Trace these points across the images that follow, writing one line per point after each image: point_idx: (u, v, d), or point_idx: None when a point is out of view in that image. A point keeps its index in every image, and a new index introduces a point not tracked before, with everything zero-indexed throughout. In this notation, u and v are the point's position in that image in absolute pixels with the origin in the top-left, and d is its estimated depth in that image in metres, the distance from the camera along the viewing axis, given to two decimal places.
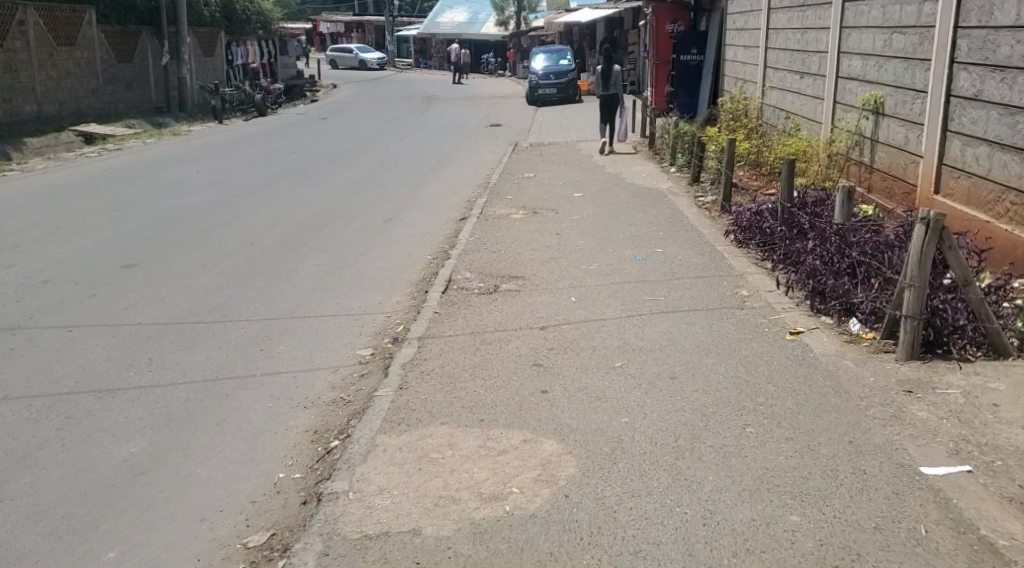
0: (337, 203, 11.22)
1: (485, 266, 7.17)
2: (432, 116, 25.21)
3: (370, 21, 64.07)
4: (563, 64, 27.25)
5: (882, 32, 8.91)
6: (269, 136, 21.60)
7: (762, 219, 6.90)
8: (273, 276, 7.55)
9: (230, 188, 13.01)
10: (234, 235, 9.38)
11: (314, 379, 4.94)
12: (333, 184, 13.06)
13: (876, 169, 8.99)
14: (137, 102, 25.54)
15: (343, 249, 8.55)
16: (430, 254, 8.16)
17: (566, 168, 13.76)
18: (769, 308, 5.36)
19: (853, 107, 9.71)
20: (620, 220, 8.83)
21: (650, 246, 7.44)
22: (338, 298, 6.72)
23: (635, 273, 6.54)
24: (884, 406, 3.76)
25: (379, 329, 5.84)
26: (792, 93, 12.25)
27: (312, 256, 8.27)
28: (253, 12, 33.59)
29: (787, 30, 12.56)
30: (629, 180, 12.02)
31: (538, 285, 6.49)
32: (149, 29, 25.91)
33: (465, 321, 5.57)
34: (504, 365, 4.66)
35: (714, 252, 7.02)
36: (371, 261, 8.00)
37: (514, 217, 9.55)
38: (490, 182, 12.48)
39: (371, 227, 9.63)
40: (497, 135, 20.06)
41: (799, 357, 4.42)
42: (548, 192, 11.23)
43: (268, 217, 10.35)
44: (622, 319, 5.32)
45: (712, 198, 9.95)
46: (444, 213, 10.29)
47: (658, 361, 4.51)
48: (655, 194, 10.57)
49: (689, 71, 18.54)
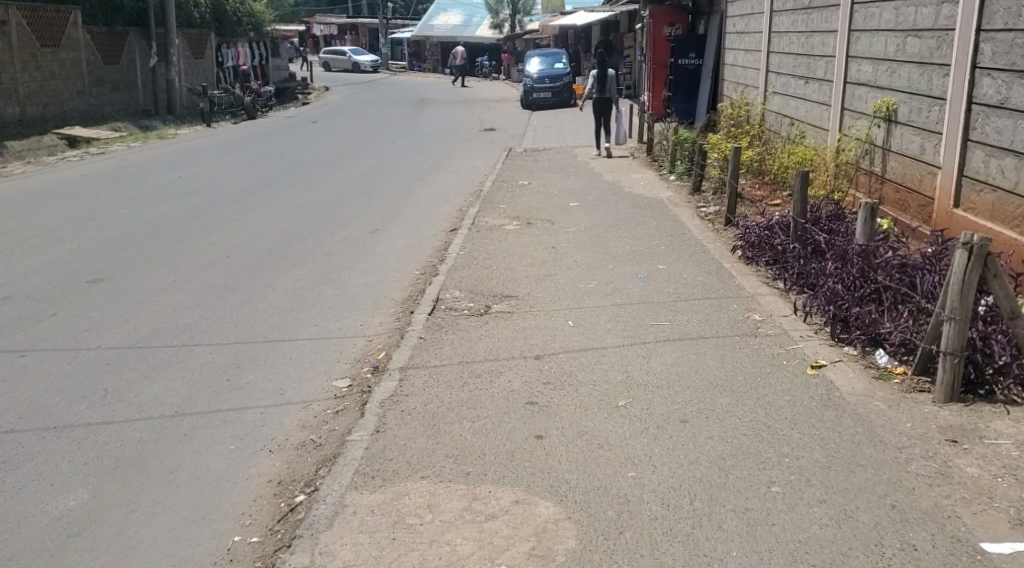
0: (323, 212, 10.75)
1: (476, 283, 6.70)
2: (424, 120, 24.74)
3: (364, 24, 63.64)
4: (559, 68, 26.85)
5: (894, 35, 8.48)
6: (257, 140, 21.11)
7: (773, 234, 6.44)
8: (248, 293, 7.07)
9: (213, 195, 12.53)
10: (213, 247, 8.91)
11: (283, 417, 4.47)
12: (320, 191, 12.58)
13: (888, 180, 8.56)
14: (124, 104, 25.04)
15: (325, 263, 8.07)
16: (418, 269, 7.68)
17: (562, 176, 13.31)
18: (785, 336, 4.90)
19: (862, 114, 9.29)
20: (619, 233, 8.38)
21: (651, 262, 6.99)
22: (318, 319, 6.26)
23: (637, 293, 6.08)
24: (927, 460, 3.30)
25: (358, 356, 5.35)
26: (796, 99, 11.82)
27: (293, 270, 7.81)
28: (244, 14, 33.11)
29: (791, 33, 12.14)
30: (628, 188, 11.57)
31: (533, 305, 6.03)
32: (137, 30, 25.41)
33: (453, 349, 5.08)
34: (495, 404, 4.17)
35: (721, 270, 6.57)
36: (356, 276, 7.54)
37: (507, 229, 9.08)
38: (483, 190, 12.01)
39: (356, 238, 9.15)
40: (491, 140, 19.61)
41: (824, 397, 3.96)
42: (543, 202, 10.78)
43: (249, 228, 9.87)
44: (625, 348, 4.86)
45: (715, 209, 9.50)
46: (434, 224, 9.82)
47: (667, 400, 4.04)
48: (655, 204, 10.12)
49: (688, 76, 18.13)
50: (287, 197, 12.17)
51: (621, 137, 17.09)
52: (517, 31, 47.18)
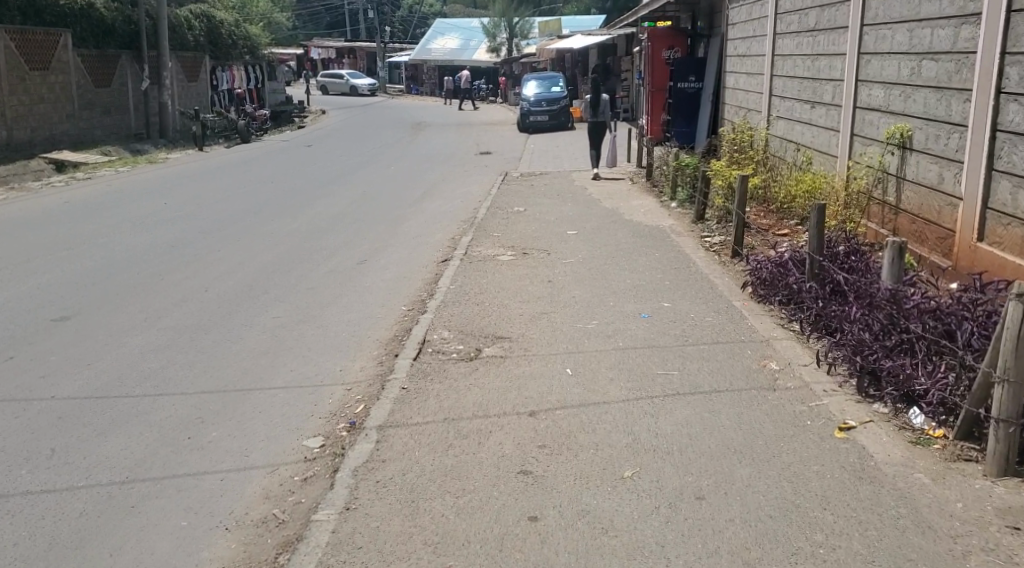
0: (311, 242, 10.28)
1: (465, 322, 6.20)
2: (420, 144, 24.34)
3: (362, 47, 63.58)
4: (555, 91, 26.56)
5: (908, 58, 8.08)
6: (249, 164, 20.70)
7: (787, 272, 5.99)
8: (221, 333, 6.58)
9: (198, 223, 12.07)
10: (190, 280, 8.43)
11: (245, 485, 3.98)
12: (309, 219, 12.12)
13: (904, 210, 8.14)
14: (115, 128, 24.64)
15: (307, 298, 7.59)
16: (406, 304, 7.20)
17: (559, 202, 12.87)
18: (807, 389, 4.42)
19: (874, 140, 8.86)
20: (619, 265, 7.92)
21: (655, 300, 6.50)
22: (295, 363, 5.76)
23: (641, 335, 5.59)
24: (986, 555, 2.84)
25: (335, 409, 4.86)
26: (802, 123, 11.41)
27: (275, 305, 7.32)
28: (239, 36, 32.85)
29: (796, 56, 11.75)
30: (629, 216, 11.12)
31: (527, 347, 5.55)
32: (128, 53, 25.07)
33: (438, 403, 4.57)
34: (484, 472, 3.68)
35: (731, 309, 6.08)
36: (339, 312, 7.05)
37: (502, 260, 8.62)
38: (478, 217, 11.54)
39: (342, 270, 8.67)
40: (487, 164, 19.20)
41: (859, 468, 3.49)
42: (540, 230, 10.31)
43: (231, 259, 9.39)
44: (630, 403, 4.36)
45: (720, 239, 9.05)
46: (425, 254, 9.34)
47: (680, 470, 3.56)
48: (656, 233, 9.66)
49: (688, 100, 17.76)
50: (274, 225, 11.70)
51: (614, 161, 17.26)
52: (515, 55, 47.03)
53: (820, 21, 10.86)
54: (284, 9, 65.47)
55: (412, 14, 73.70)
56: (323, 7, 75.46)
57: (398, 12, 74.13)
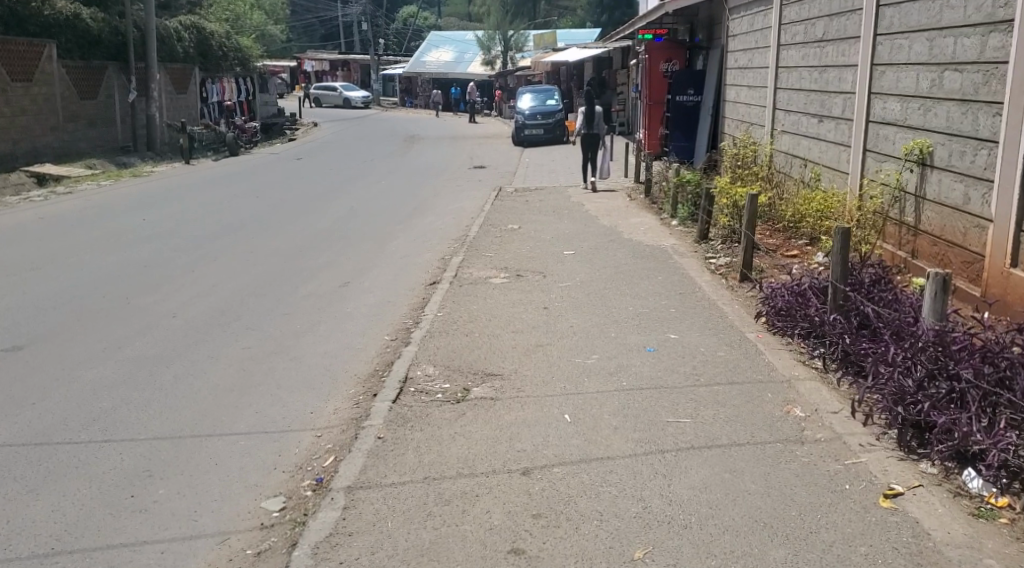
0: (292, 262, 9.74)
1: (451, 355, 5.63)
2: (412, 157, 23.81)
3: (356, 59, 63.20)
4: (550, 104, 26.13)
5: (929, 69, 7.59)
6: (237, 178, 20.15)
7: (807, 303, 5.43)
8: (184, 366, 6.02)
9: (177, 241, 11.55)
10: (159, 305, 7.87)
11: (190, 560, 3.43)
12: (293, 237, 11.57)
13: (924, 231, 7.63)
14: (101, 141, 24.07)
15: (283, 325, 7.04)
16: (389, 332, 6.63)
17: (555, 219, 12.32)
18: (840, 443, 3.86)
19: (890, 156, 8.35)
20: (620, 289, 7.36)
21: (661, 332, 5.92)
22: (262, 405, 5.20)
23: (646, 373, 5.03)
24: None
25: (304, 461, 4.30)
26: (808, 138, 10.90)
27: (246, 336, 6.77)
28: (230, 49, 32.32)
29: (803, 68, 11.27)
30: (629, 235, 10.57)
31: (520, 386, 4.98)
32: (115, 65, 24.52)
33: (417, 457, 4.00)
34: (469, 554, 3.14)
35: (744, 343, 5.51)
36: (314, 342, 6.48)
37: (494, 282, 8.06)
38: (469, 236, 10.97)
39: (323, 294, 8.11)
40: (481, 179, 18.66)
41: (914, 553, 2.97)
42: (535, 250, 9.75)
43: (205, 281, 8.83)
44: (638, 459, 3.79)
45: (726, 260, 8.51)
46: (412, 275, 8.77)
47: (700, 554, 3.02)
48: (658, 254, 9.11)
49: (687, 113, 17.28)
50: (256, 243, 11.17)
51: (607, 173, 16.92)
52: (510, 67, 46.64)
53: (829, 30, 10.36)
54: (278, 21, 65.11)
55: (406, 27, 73.42)
56: (318, 19, 75.14)
57: (393, 25, 73.90)
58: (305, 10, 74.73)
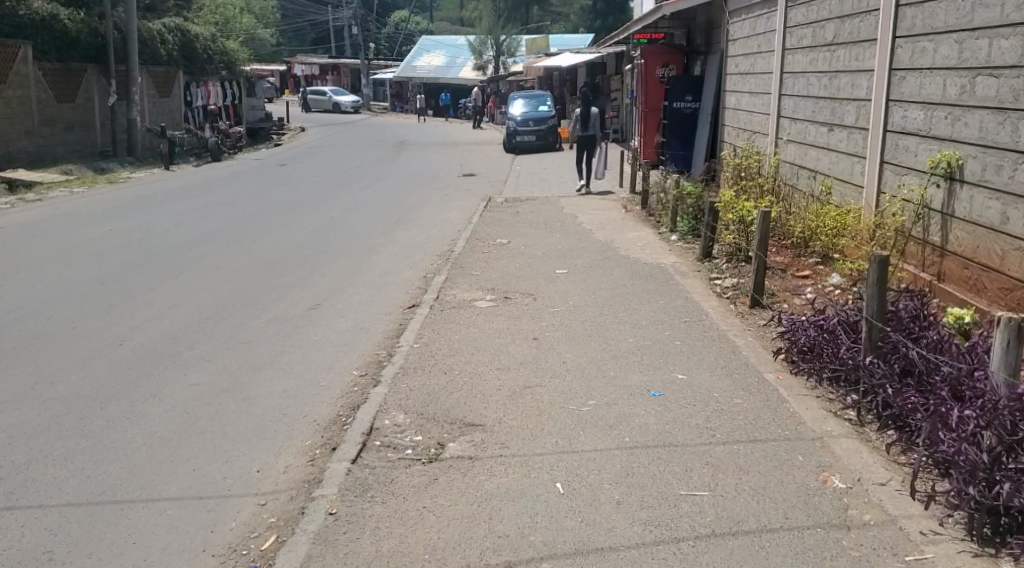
0: (261, 279, 9.01)
1: (425, 398, 4.87)
2: (400, 164, 23.03)
3: (346, 64, 62.38)
4: (542, 111, 25.43)
5: (958, 74, 6.90)
6: (216, 185, 19.40)
7: (839, 344, 4.70)
8: (120, 409, 5.27)
9: (140, 254, 10.78)
10: (106, 330, 7.13)
11: None
12: (265, 250, 10.81)
13: (951, 252, 6.97)
14: (79, 145, 23.24)
15: (240, 356, 6.29)
16: (358, 366, 5.88)
17: (546, 232, 11.60)
18: (897, 532, 3.16)
19: (911, 169, 7.65)
20: (617, 316, 6.63)
21: (667, 371, 5.17)
22: (203, 461, 4.47)
23: (652, 426, 4.29)
24: None
25: (242, 541, 3.57)
26: (817, 148, 10.21)
27: (197, 371, 6.02)
28: (216, 52, 31.51)
29: (810, 74, 10.59)
30: (625, 251, 9.84)
31: (503, 440, 4.23)
32: (95, 67, 23.71)
33: (376, 545, 3.27)
34: None
35: (763, 388, 4.78)
36: (273, 379, 5.74)
37: (478, 306, 7.32)
38: (454, 251, 10.23)
39: (289, 317, 7.36)
40: (470, 188, 17.92)
41: None
42: (525, 268, 9.01)
43: (162, 301, 8.10)
44: (648, 553, 3.08)
45: (733, 281, 7.79)
46: (390, 296, 8.01)
47: None
48: (658, 274, 8.38)
49: (685, 121, 16.60)
50: (224, 257, 10.40)
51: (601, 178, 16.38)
52: (501, 73, 45.94)
53: (840, 33, 9.68)
54: (267, 25, 64.37)
55: (397, 31, 72.75)
56: (307, 23, 74.43)
57: (384, 29, 73.25)
58: (295, 14, 74.03)
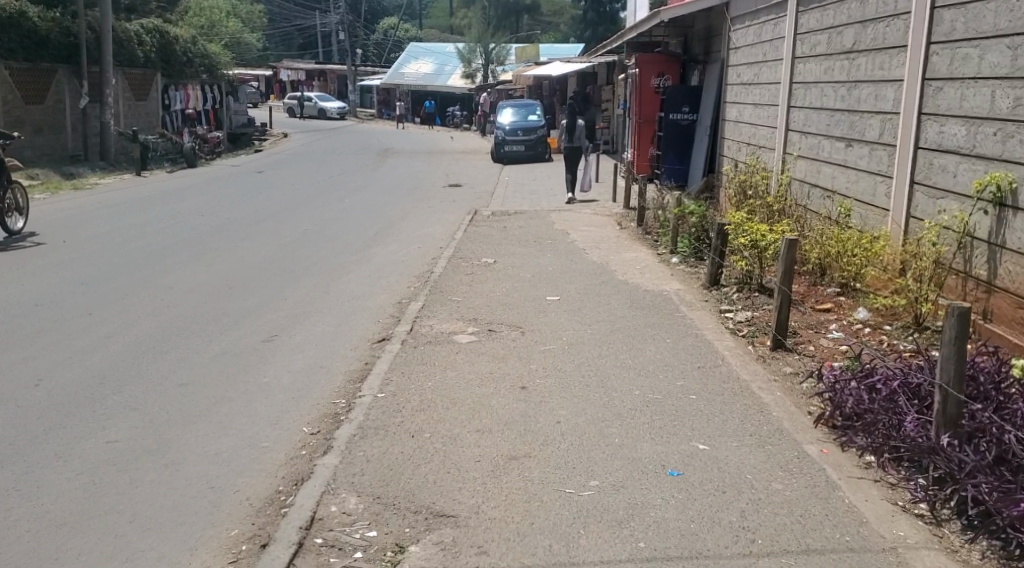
0: (214, 303, 8.03)
1: (386, 473, 3.93)
2: (383, 173, 22.06)
3: (333, 70, 61.26)
4: (532, 120, 24.55)
5: (1010, 85, 6.03)
6: (186, 193, 18.38)
7: (906, 417, 3.77)
8: (12, 476, 4.29)
9: (89, 271, 9.81)
10: (23, 364, 6.15)
11: None
12: (227, 269, 9.83)
13: (1000, 289, 6.10)
14: (48, 149, 22.11)
15: (173, 404, 5.32)
16: (310, 421, 4.93)
17: (535, 251, 10.67)
18: None
19: (949, 193, 6.77)
20: (620, 357, 5.70)
21: (683, 439, 4.21)
22: (98, 559, 3.50)
23: (670, 522, 3.36)
24: None
25: None
26: (833, 164, 9.34)
27: (118, 422, 5.04)
28: (196, 54, 30.42)
29: (825, 84, 9.73)
30: (623, 275, 8.91)
31: (481, 543, 3.29)
32: (67, 68, 22.55)
33: None
34: None
35: (806, 467, 3.85)
36: (206, 437, 4.78)
37: (458, 341, 6.36)
38: (434, 272, 9.27)
39: (238, 352, 6.39)
40: (455, 199, 16.99)
41: None
42: (512, 294, 8.07)
43: (97, 329, 7.12)
44: None
45: (748, 314, 6.86)
46: (358, 326, 7.04)
47: None
48: (662, 304, 7.45)
49: (682, 133, 15.73)
50: (181, 275, 9.45)
51: (588, 187, 16.19)
52: (490, 82, 45.07)
53: (861, 40, 8.82)
54: (254, 29, 63.23)
55: (386, 38, 71.72)
56: (294, 28, 73.35)
57: (372, 36, 72.32)
58: (283, 19, 72.98)
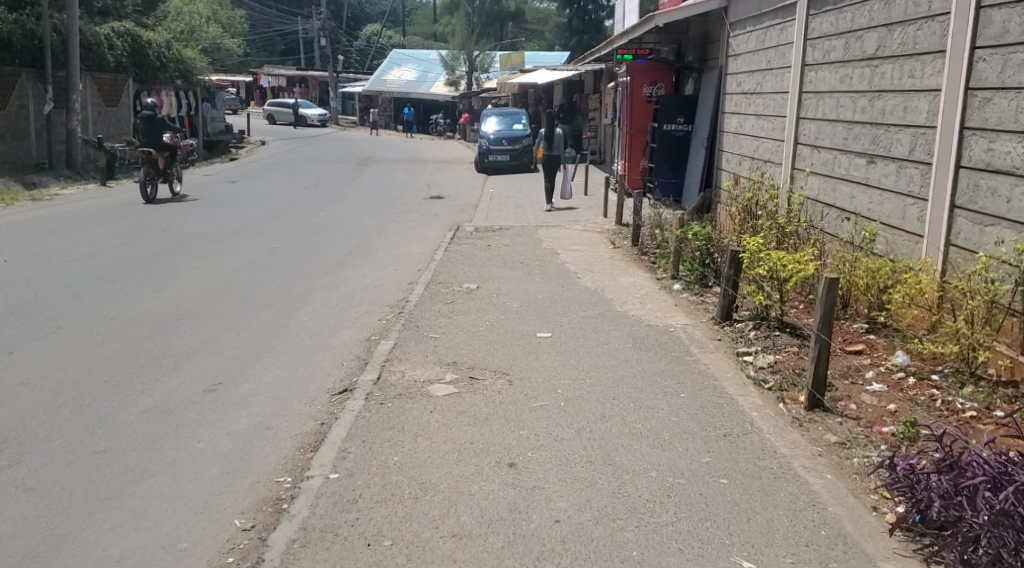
0: (158, 338, 7.03)
1: None
2: (363, 184, 21.08)
3: (314, 77, 60.14)
4: (517, 129, 23.65)
5: None
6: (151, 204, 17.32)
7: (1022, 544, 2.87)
8: None
9: (26, 296, 8.78)
10: None
11: None
12: (181, 294, 8.84)
13: None
14: (10, 157, 20.87)
15: (83, 482, 4.32)
16: (247, 509, 3.94)
17: (521, 274, 9.72)
18: None
19: (1002, 221, 5.88)
20: (627, 421, 4.72)
21: (721, 552, 3.27)
22: None
23: None
24: None
25: None
26: (853, 182, 8.42)
27: (5, 510, 4.02)
28: (171, 59, 29.21)
29: (841, 93, 8.83)
30: (622, 304, 7.98)
31: None
32: (31, 72, 21.30)
33: None
34: None
35: None
36: (113, 533, 3.79)
37: (434, 395, 5.34)
38: (408, 301, 8.25)
39: (173, 407, 5.37)
40: (436, 212, 16.02)
41: None
42: (498, 329, 7.10)
43: (13, 372, 6.09)
44: None
45: (772, 358, 5.91)
46: (316, 371, 6.03)
47: None
48: (670, 343, 6.52)
49: (675, 145, 14.82)
50: (127, 302, 8.44)
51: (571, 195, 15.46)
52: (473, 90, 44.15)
53: (885, 45, 7.92)
54: (235, 35, 61.95)
55: (370, 44, 70.74)
56: (276, 34, 72.16)
57: (355, 42, 71.27)
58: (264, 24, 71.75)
